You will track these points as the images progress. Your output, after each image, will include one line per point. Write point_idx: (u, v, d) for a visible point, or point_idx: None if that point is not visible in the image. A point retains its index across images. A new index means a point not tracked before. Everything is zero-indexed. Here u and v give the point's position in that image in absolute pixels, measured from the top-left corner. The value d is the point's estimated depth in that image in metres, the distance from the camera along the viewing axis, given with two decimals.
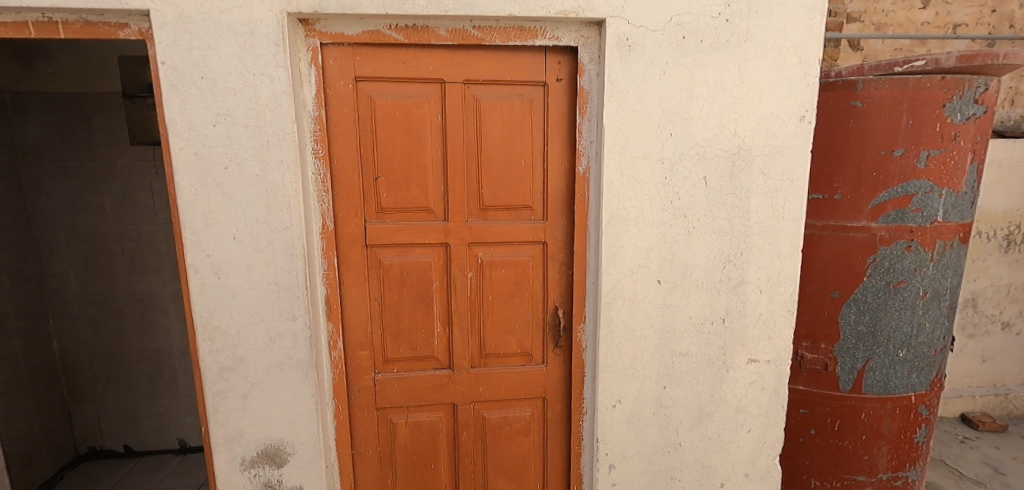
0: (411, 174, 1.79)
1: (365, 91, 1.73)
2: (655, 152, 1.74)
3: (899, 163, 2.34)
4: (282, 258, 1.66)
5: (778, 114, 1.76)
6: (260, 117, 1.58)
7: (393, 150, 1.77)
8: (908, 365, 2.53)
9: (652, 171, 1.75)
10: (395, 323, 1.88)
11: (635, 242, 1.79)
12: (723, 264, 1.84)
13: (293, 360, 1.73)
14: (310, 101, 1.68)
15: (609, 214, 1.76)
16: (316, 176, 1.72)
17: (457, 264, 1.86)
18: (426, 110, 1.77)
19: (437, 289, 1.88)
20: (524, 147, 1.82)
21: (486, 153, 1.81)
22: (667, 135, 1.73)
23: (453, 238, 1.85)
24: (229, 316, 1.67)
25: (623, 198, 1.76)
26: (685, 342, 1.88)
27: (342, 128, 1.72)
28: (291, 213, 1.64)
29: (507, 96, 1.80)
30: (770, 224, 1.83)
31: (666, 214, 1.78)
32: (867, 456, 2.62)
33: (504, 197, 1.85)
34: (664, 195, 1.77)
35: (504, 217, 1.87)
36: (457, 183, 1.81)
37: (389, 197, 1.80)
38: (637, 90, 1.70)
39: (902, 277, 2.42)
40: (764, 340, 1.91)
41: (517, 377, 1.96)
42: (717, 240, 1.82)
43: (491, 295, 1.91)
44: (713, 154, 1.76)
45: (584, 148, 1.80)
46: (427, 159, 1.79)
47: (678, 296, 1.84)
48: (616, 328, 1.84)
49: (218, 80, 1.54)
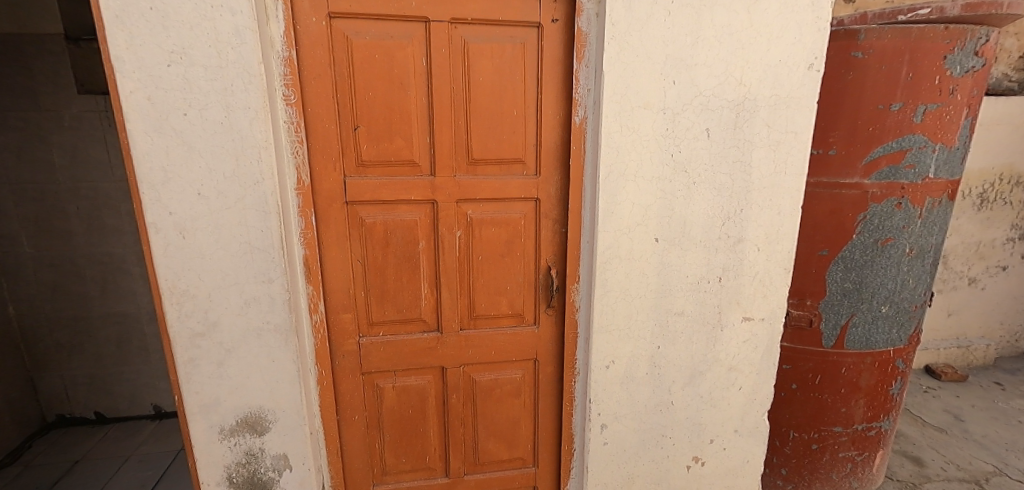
0: (395, 124, 1.65)
1: (340, 29, 1.54)
2: (657, 102, 1.63)
3: (896, 118, 2.28)
4: (254, 216, 1.52)
5: (786, 61, 1.66)
6: (221, 57, 1.39)
7: (373, 98, 1.62)
8: (889, 321, 2.57)
9: (653, 122, 1.64)
10: (380, 284, 1.78)
11: (633, 197, 1.70)
12: (722, 221, 1.77)
13: (271, 325, 1.62)
14: (278, 39, 1.49)
15: (608, 168, 1.66)
16: (288, 126, 1.55)
17: (444, 222, 1.75)
18: (410, 53, 1.60)
19: (424, 249, 1.78)
20: (517, 96, 1.69)
21: (476, 102, 1.67)
22: (670, 83, 1.62)
23: (440, 195, 1.73)
24: (197, 279, 1.54)
25: (622, 151, 1.65)
26: (680, 300, 1.83)
27: (315, 72, 1.55)
28: (262, 165, 1.49)
29: (498, 38, 1.64)
30: (771, 179, 1.76)
31: (666, 168, 1.69)
32: (844, 409, 2.69)
33: (495, 150, 1.72)
34: (664, 148, 1.67)
35: (495, 172, 1.75)
36: (445, 135, 1.68)
37: (370, 150, 1.65)
38: (639, 33, 1.57)
39: (890, 234, 2.42)
40: (759, 298, 1.88)
41: (508, 338, 1.90)
42: (717, 195, 1.74)
43: (481, 255, 1.81)
44: (717, 104, 1.66)
45: (581, 96, 1.67)
46: (410, 108, 1.65)
47: (675, 254, 1.78)
48: (611, 288, 1.78)
49: (169, 12, 1.34)
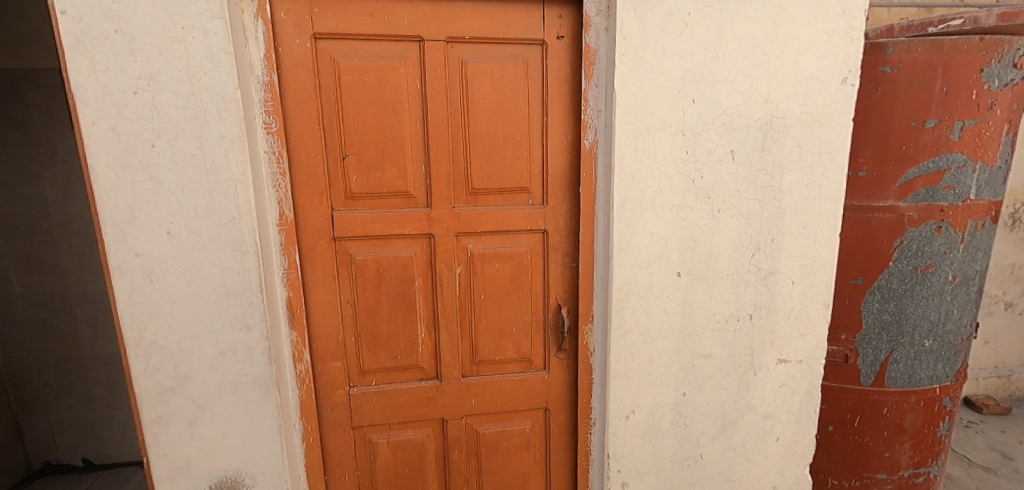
0: (387, 153, 1.51)
1: (327, 51, 1.42)
2: (675, 122, 1.47)
3: (932, 135, 2.11)
4: (230, 256, 1.37)
5: (817, 75, 1.50)
6: (192, 82, 1.26)
7: (364, 125, 1.48)
8: (933, 356, 2.33)
9: (671, 145, 1.48)
10: (372, 329, 1.61)
11: (651, 227, 1.53)
12: (752, 253, 1.59)
13: (249, 377, 1.44)
14: (258, 62, 1.36)
15: (622, 196, 1.49)
16: (269, 156, 1.41)
17: (442, 258, 1.59)
18: (403, 76, 1.47)
19: (420, 288, 1.61)
20: (520, 119, 1.55)
21: (476, 127, 1.53)
22: (689, 101, 1.46)
23: (437, 228, 1.57)
24: (167, 328, 1.37)
25: (638, 178, 1.49)
26: (707, 342, 1.64)
27: (299, 98, 1.42)
28: (238, 200, 1.34)
29: (498, 58, 1.51)
30: (805, 205, 1.58)
31: (687, 195, 1.52)
32: (889, 453, 2.43)
33: (497, 178, 1.57)
34: (685, 173, 1.50)
35: (498, 202, 1.59)
36: (442, 164, 1.54)
37: (360, 181, 1.51)
38: (654, 48, 1.42)
39: (931, 261, 2.21)
40: (796, 337, 1.68)
41: (515, 385, 1.71)
42: (745, 223, 1.57)
43: (484, 293, 1.64)
44: (742, 123, 1.50)
45: (591, 118, 1.53)
46: (404, 135, 1.51)
47: (699, 290, 1.59)
48: (629, 329, 1.59)
49: (137, 35, 1.23)
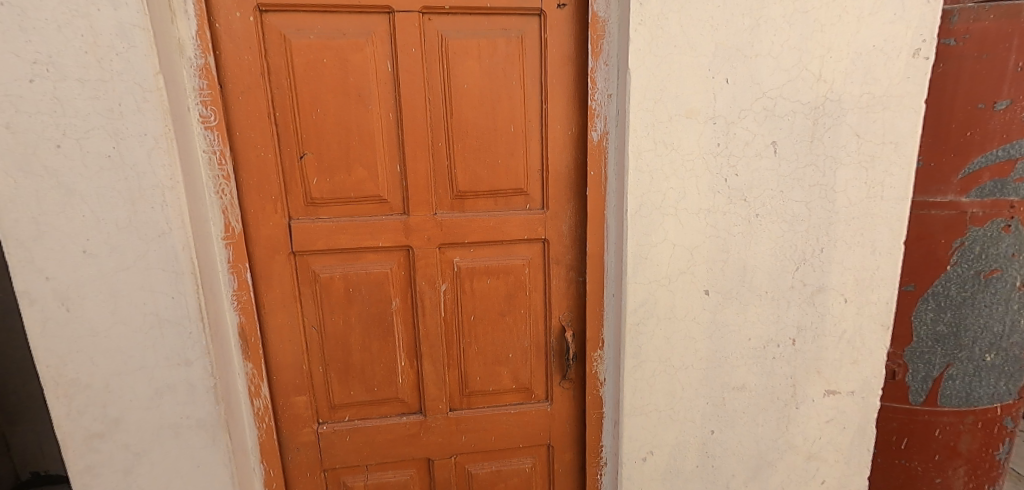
0: (354, 150, 1.25)
1: (276, 27, 1.16)
2: (704, 108, 1.19)
3: (1003, 119, 1.57)
4: (162, 279, 1.13)
5: (882, 47, 1.20)
6: (102, 66, 1.01)
7: (325, 117, 1.23)
8: (997, 373, 1.79)
9: (699, 137, 1.21)
10: (343, 357, 1.37)
11: (674, 237, 1.26)
12: (796, 266, 1.31)
13: (192, 420, 1.22)
14: (190, 41, 1.11)
15: (638, 200, 1.23)
16: (209, 157, 1.17)
17: (423, 274, 1.34)
18: (370, 56, 1.21)
19: (399, 309, 1.37)
20: (514, 107, 1.28)
21: (460, 118, 1.27)
22: (721, 82, 1.18)
23: (416, 239, 1.32)
24: (91, 364, 1.15)
25: (658, 177, 1.22)
26: (741, 372, 1.37)
27: (244, 85, 1.17)
28: (168, 212, 1.10)
29: (486, 32, 1.24)
30: (863, 208, 1.29)
31: (719, 197, 1.25)
32: (939, 480, 1.94)
33: (487, 180, 1.32)
34: (716, 170, 1.23)
35: (489, 207, 1.34)
36: (420, 163, 1.28)
37: (322, 185, 1.26)
38: (679, 15, 1.14)
39: (997, 264, 1.67)
40: (848, 365, 1.40)
41: (513, 420, 1.47)
42: (788, 231, 1.29)
43: (474, 314, 1.39)
44: (787, 108, 1.21)
45: (600, 105, 1.25)
46: (374, 129, 1.25)
47: (732, 311, 1.33)
48: (646, 357, 1.33)
49: (27, 7, 0.96)
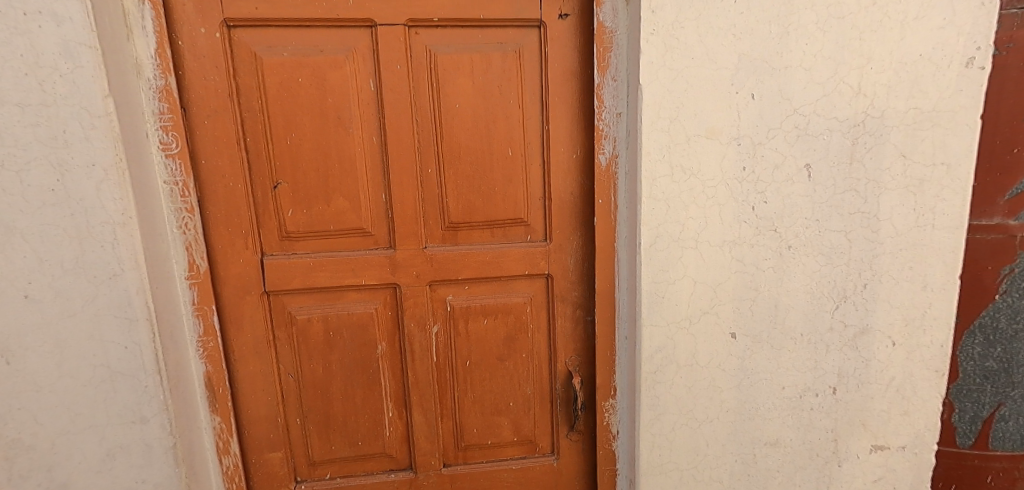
0: (333, 179, 1.13)
1: (246, 43, 1.05)
2: (727, 128, 1.05)
3: None
4: (114, 326, 1.00)
5: (930, 56, 1.05)
6: (44, 90, 0.90)
7: (301, 142, 1.11)
8: None
9: (722, 160, 1.06)
10: (323, 408, 1.22)
11: (694, 273, 1.11)
12: (835, 305, 1.15)
13: (149, 484, 1.07)
14: (149, 61, 1.00)
15: (653, 232, 1.08)
16: (170, 188, 1.05)
17: (412, 315, 1.20)
18: (350, 75, 1.09)
19: (385, 354, 1.22)
20: (511, 129, 1.16)
21: (452, 141, 1.14)
22: (745, 97, 1.04)
23: (404, 276, 1.18)
24: (32, 424, 1.01)
25: (676, 206, 1.07)
26: (774, 425, 1.20)
27: (210, 108, 1.05)
28: (120, 251, 0.97)
29: (480, 46, 1.11)
30: (911, 237, 1.13)
31: (745, 228, 1.09)
32: None
33: (483, 209, 1.18)
34: (742, 197, 1.08)
35: (485, 239, 1.20)
36: (407, 191, 1.15)
37: (299, 217, 1.14)
38: (696, 23, 1.00)
39: None
40: (897, 417, 1.22)
41: (515, 477, 1.30)
42: (825, 265, 1.13)
43: (469, 359, 1.25)
44: (822, 127, 1.07)
45: (608, 125, 1.11)
46: (356, 154, 1.12)
47: (762, 357, 1.16)
48: (665, 409, 1.17)
49: None
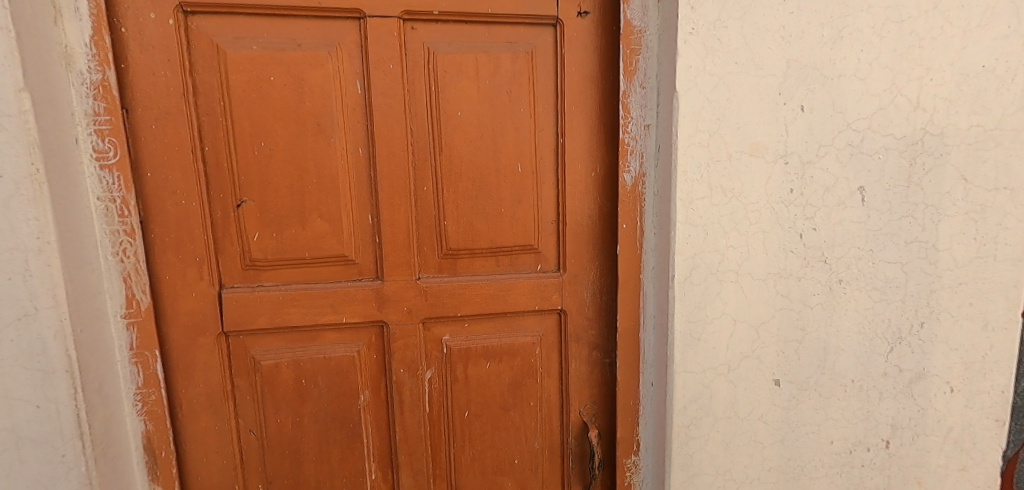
0: (310, 196, 0.95)
1: (206, 33, 0.87)
2: (774, 144, 0.91)
3: None
4: (22, 381, 0.78)
5: (994, 68, 0.93)
6: None
7: (272, 153, 0.92)
8: None
9: (767, 180, 0.92)
10: (292, 472, 1.02)
11: (735, 311, 0.95)
12: (889, 346, 1.01)
13: None
14: (82, 50, 0.81)
15: (688, 263, 0.92)
16: (104, 206, 0.85)
17: (402, 359, 1.02)
18: (333, 74, 0.92)
19: (368, 405, 1.03)
20: (521, 141, 1.00)
21: (453, 154, 0.98)
22: (794, 109, 0.90)
23: (392, 312, 1.00)
24: None
25: (715, 233, 0.92)
26: (820, 485, 1.04)
27: (159, 110, 0.87)
28: (32, 285, 0.76)
29: (486, 45, 0.96)
30: (972, 270, 1.00)
31: (792, 259, 0.95)
32: None
33: (487, 234, 1.02)
34: (789, 223, 0.94)
35: (488, 269, 1.04)
36: (399, 212, 0.97)
37: (267, 242, 0.95)
38: (740, 23, 0.87)
39: None
40: (955, 473, 1.07)
41: None
42: (879, 301, 0.99)
43: (469, 410, 1.06)
44: (877, 144, 0.94)
45: (634, 139, 0.96)
46: (338, 168, 0.95)
47: (808, 407, 1.01)
48: (699, 470, 1.00)
49: None
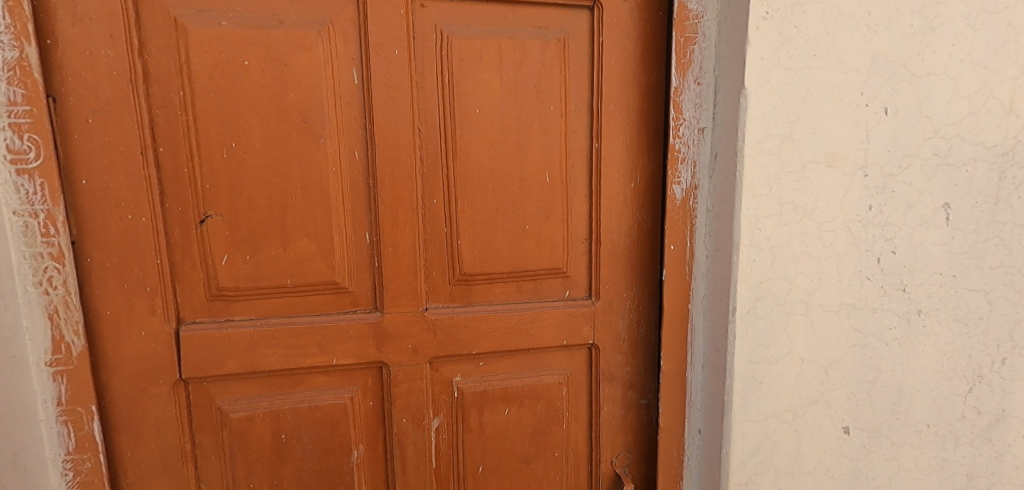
0: (294, 210, 0.77)
1: (160, 2, 0.69)
2: (852, 152, 0.77)
3: None
4: None
5: None
6: None
7: (246, 157, 0.74)
8: None
9: (844, 195, 0.78)
10: None
11: (803, 348, 0.81)
12: (968, 386, 0.87)
13: None
14: None
15: (752, 293, 0.78)
16: (23, 223, 0.65)
17: (405, 407, 0.84)
18: (323, 60, 0.75)
19: (363, 462, 0.85)
20: (550, 145, 0.84)
21: (468, 160, 0.81)
22: (877, 112, 0.77)
23: (394, 351, 0.82)
24: None
25: (783, 258, 0.78)
26: None
27: (100, 100, 0.68)
28: None
29: (512, 30, 0.80)
30: None
31: (869, 287, 0.81)
32: None
33: (507, 256, 0.85)
34: (866, 245, 0.80)
35: (509, 296, 0.87)
36: (403, 230, 0.80)
37: (240, 266, 0.77)
38: (821, 7, 0.72)
39: None
40: None
41: None
42: (960, 335, 0.86)
43: (483, 463, 0.90)
44: (964, 155, 0.81)
45: (686, 144, 0.81)
46: (329, 176, 0.77)
47: (879, 457, 0.87)
48: None
49: None
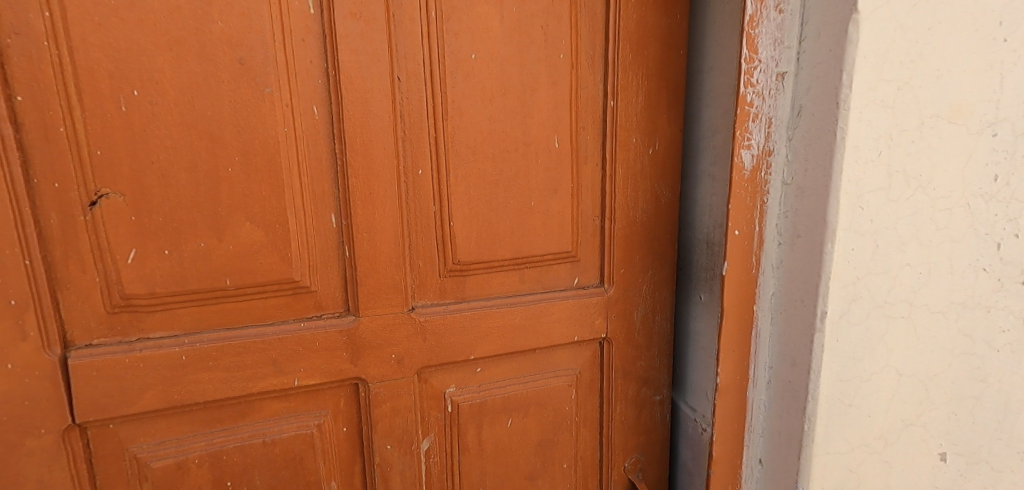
0: (228, 186, 0.55)
1: None
2: (980, 105, 0.58)
3: None
4: None
5: None
6: None
7: (155, 111, 0.52)
8: None
9: (965, 162, 0.59)
10: None
11: (901, 359, 0.63)
12: None
13: None
14: None
15: (847, 291, 0.59)
16: None
17: (388, 437, 0.65)
18: None
19: None
20: (558, 101, 0.64)
21: (466, 118, 0.61)
22: (1017, 51, 0.57)
23: (373, 364, 0.62)
24: None
25: (887, 245, 0.59)
26: None
27: None
28: None
29: None
30: None
31: (985, 280, 0.63)
32: None
33: (509, 237, 0.66)
34: (987, 227, 0.62)
35: (513, 285, 0.68)
36: (382, 210, 0.59)
37: (154, 264, 0.55)
38: None
39: None
40: None
41: None
42: None
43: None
44: None
45: (760, 95, 0.61)
46: (278, 139, 0.56)
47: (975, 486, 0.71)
48: None
49: None
